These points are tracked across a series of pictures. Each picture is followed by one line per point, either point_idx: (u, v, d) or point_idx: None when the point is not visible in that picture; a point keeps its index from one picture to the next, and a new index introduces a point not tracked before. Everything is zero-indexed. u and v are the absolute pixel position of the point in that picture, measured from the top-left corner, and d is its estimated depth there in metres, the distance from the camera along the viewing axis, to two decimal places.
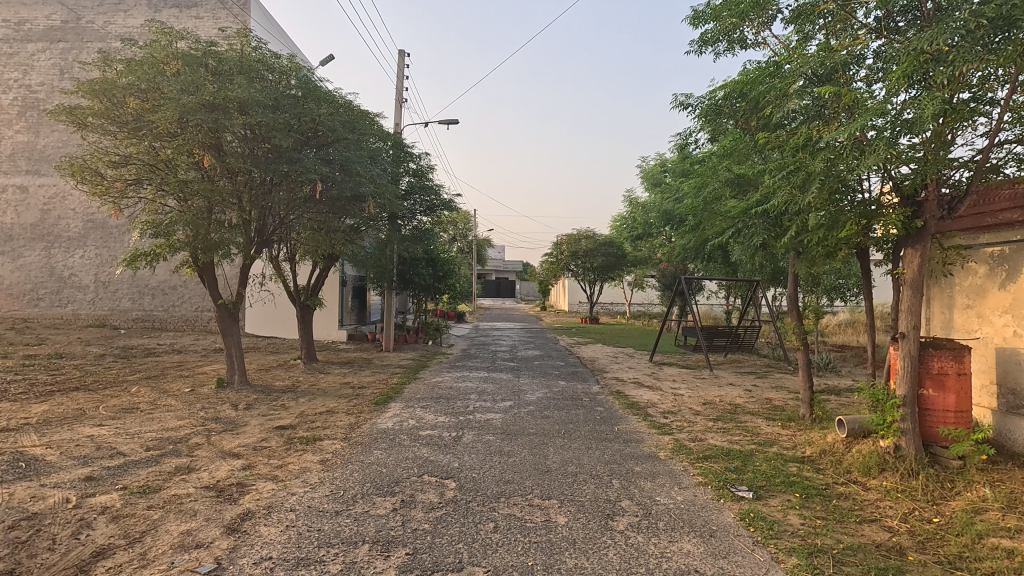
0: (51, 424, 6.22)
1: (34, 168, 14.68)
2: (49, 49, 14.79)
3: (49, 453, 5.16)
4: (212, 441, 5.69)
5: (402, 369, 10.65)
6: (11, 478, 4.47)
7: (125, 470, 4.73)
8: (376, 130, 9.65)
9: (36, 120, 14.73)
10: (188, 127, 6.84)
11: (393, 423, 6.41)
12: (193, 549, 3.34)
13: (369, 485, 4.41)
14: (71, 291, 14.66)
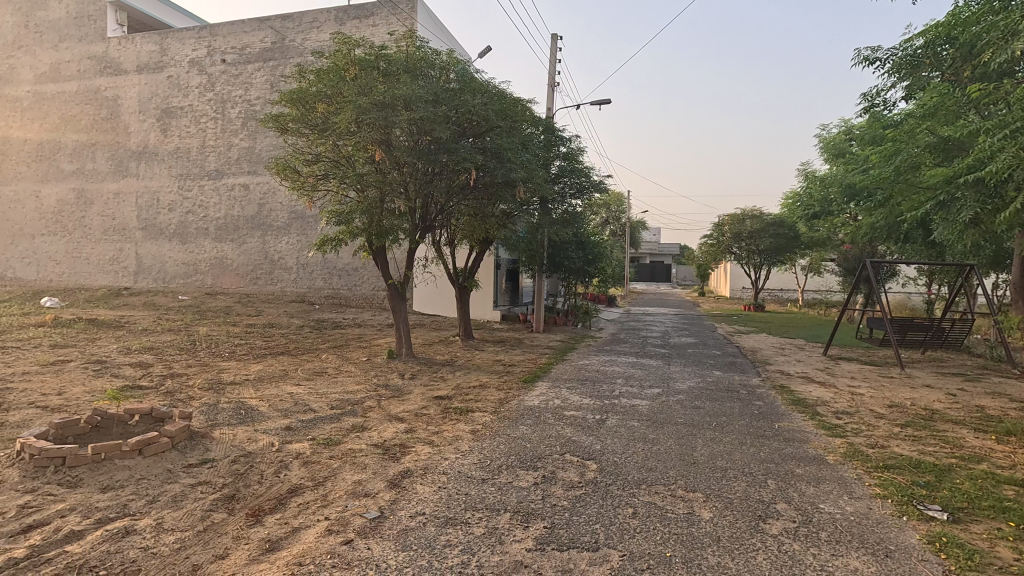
0: (263, 381, 7.57)
1: (253, 169, 17.65)
2: (262, 67, 17.56)
3: (262, 404, 6.28)
4: (382, 405, 6.42)
5: (551, 350, 10.92)
6: (235, 422, 5.53)
7: (314, 424, 5.58)
8: (527, 115, 9.86)
9: (254, 129, 17.65)
10: (363, 125, 7.68)
11: (539, 401, 6.63)
12: (362, 496, 3.84)
13: (514, 457, 4.63)
14: (280, 272, 17.48)
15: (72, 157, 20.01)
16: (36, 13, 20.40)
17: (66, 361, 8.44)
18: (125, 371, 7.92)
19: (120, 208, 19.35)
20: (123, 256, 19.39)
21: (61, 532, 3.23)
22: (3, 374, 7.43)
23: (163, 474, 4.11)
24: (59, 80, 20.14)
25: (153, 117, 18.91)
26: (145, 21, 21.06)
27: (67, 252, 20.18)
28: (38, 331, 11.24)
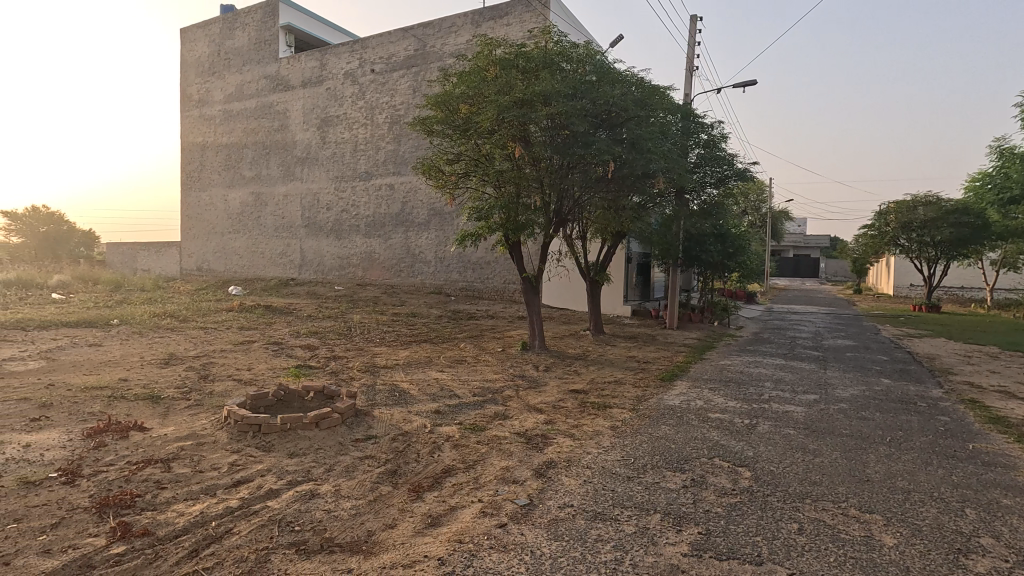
0: (411, 366, 8.17)
1: (397, 169, 19.06)
2: (406, 74, 18.85)
3: (412, 388, 6.79)
4: (520, 395, 6.60)
5: (687, 347, 10.44)
6: (390, 403, 6.03)
7: (460, 409, 5.89)
8: (666, 103, 9.47)
9: (399, 132, 19.02)
10: (503, 123, 7.91)
11: (680, 401, 6.37)
12: (511, 483, 3.97)
13: (658, 457, 4.50)
14: (420, 265, 18.71)
15: (252, 164, 23.12)
16: (226, 42, 23.82)
17: (252, 342, 9.81)
18: (297, 352, 9.00)
19: (288, 208, 22.00)
20: (291, 250, 22.04)
21: (262, 488, 3.75)
22: (207, 350, 8.84)
23: (336, 446, 4.60)
24: (242, 99, 23.35)
25: (315, 126, 21.18)
26: (308, 40, 23.60)
27: (247, 247, 23.41)
28: (230, 315, 13.17)
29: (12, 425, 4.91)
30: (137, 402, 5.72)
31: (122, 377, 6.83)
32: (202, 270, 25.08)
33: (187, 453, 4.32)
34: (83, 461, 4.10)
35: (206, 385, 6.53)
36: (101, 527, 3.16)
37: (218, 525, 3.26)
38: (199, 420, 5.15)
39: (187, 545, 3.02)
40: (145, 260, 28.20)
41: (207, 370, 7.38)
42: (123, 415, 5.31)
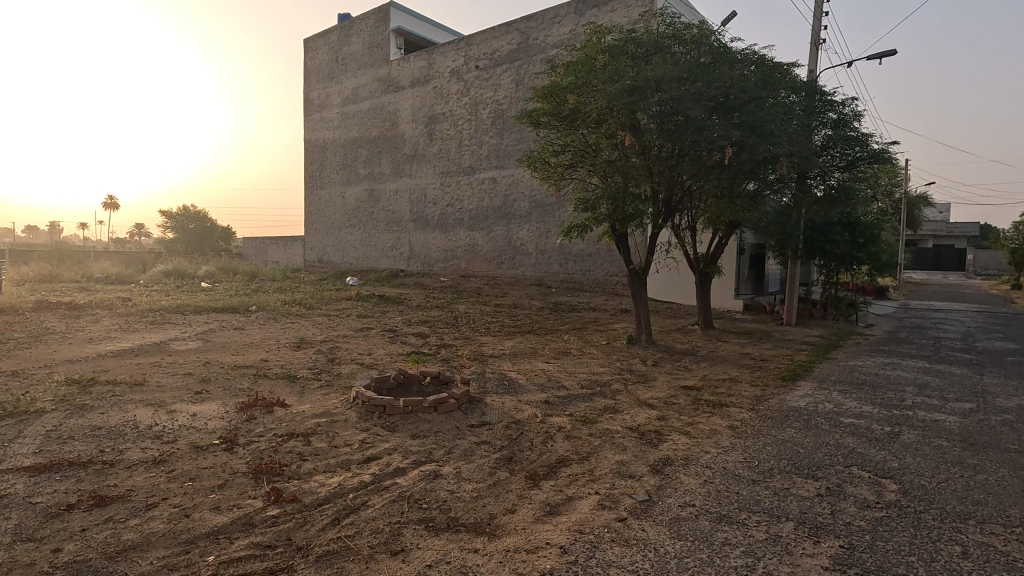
0: (517, 356, 8.31)
1: (500, 163, 19.40)
2: (510, 68, 19.09)
3: (521, 377, 6.90)
4: (629, 389, 6.48)
5: (809, 346, 9.65)
6: (501, 391, 6.18)
7: (570, 401, 5.90)
8: (790, 81, 8.77)
9: (502, 126, 19.33)
10: (612, 112, 7.76)
11: (805, 403, 5.91)
12: (627, 477, 3.92)
13: (786, 462, 4.22)
14: (521, 257, 18.94)
15: (365, 163, 24.64)
16: (343, 49, 25.53)
17: (370, 329, 10.50)
18: (410, 339, 9.51)
19: (398, 203, 23.22)
20: (400, 243, 23.27)
21: (390, 466, 4.00)
22: (332, 336, 9.60)
23: (454, 430, 4.81)
24: (357, 101, 24.93)
25: (422, 124, 22.11)
26: (416, 41, 24.65)
27: (361, 241, 25.05)
28: (349, 304, 14.18)
29: (181, 396, 5.66)
30: (278, 380, 6.35)
31: (264, 357, 7.61)
32: (323, 262, 27.24)
33: (323, 429, 4.72)
34: (239, 431, 4.62)
35: (333, 367, 7.10)
36: (258, 490, 3.54)
37: (354, 497, 3.53)
38: (331, 399, 5.62)
39: (330, 513, 3.30)
40: (275, 253, 31.17)
41: (334, 353, 8.02)
42: (268, 391, 5.92)
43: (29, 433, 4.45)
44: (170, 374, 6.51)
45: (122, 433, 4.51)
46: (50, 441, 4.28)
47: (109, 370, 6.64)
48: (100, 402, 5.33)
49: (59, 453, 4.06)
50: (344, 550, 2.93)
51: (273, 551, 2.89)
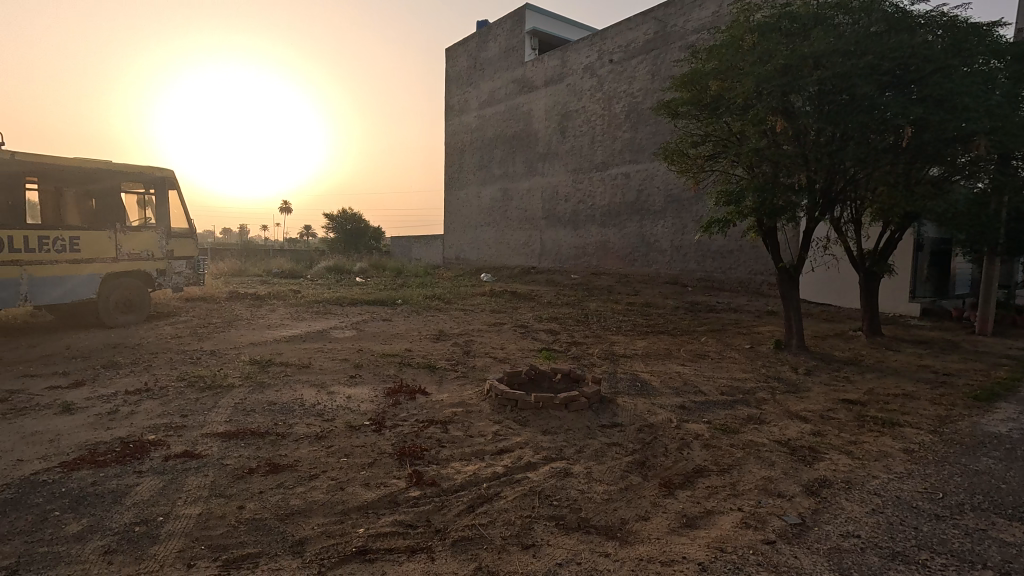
0: (650, 357, 8.01)
1: (634, 157, 18.85)
2: (646, 59, 18.48)
3: (654, 379, 6.63)
4: (777, 399, 5.89)
5: (1012, 360, 8.03)
6: (633, 392, 5.99)
7: (708, 408, 5.53)
8: (990, 44, 7.36)
9: (637, 120, 18.77)
10: (761, 96, 7.12)
11: (1008, 429, 4.91)
12: (776, 496, 3.56)
13: (981, 498, 3.54)
14: (655, 254, 18.26)
15: (500, 163, 25.45)
16: (481, 54, 26.59)
17: (503, 324, 10.81)
18: (541, 335, 9.62)
19: (530, 201, 23.65)
20: (532, 241, 23.70)
21: (522, 460, 4.06)
22: (468, 329, 10.04)
23: (584, 429, 4.75)
24: (494, 104, 25.84)
25: (556, 122, 22.26)
26: (551, 41, 24.88)
27: (495, 238, 25.95)
28: (483, 299, 14.76)
29: (339, 379, 6.29)
30: (420, 369, 6.79)
31: (408, 347, 8.19)
32: (460, 259, 28.70)
33: (460, 418, 4.94)
34: (386, 414, 5.01)
35: (469, 359, 7.42)
36: (402, 472, 3.80)
37: (488, 486, 3.63)
38: (466, 390, 5.87)
39: (466, 500, 3.43)
40: (418, 251, 33.54)
41: (469, 346, 8.38)
42: (411, 379, 6.36)
43: (222, 404, 5.24)
44: (329, 359, 7.27)
45: (292, 409, 5.12)
46: (237, 412, 5.00)
47: (282, 353, 7.59)
48: (275, 381, 6.12)
49: (244, 423, 4.72)
50: (478, 538, 3.03)
51: (414, 531, 3.08)
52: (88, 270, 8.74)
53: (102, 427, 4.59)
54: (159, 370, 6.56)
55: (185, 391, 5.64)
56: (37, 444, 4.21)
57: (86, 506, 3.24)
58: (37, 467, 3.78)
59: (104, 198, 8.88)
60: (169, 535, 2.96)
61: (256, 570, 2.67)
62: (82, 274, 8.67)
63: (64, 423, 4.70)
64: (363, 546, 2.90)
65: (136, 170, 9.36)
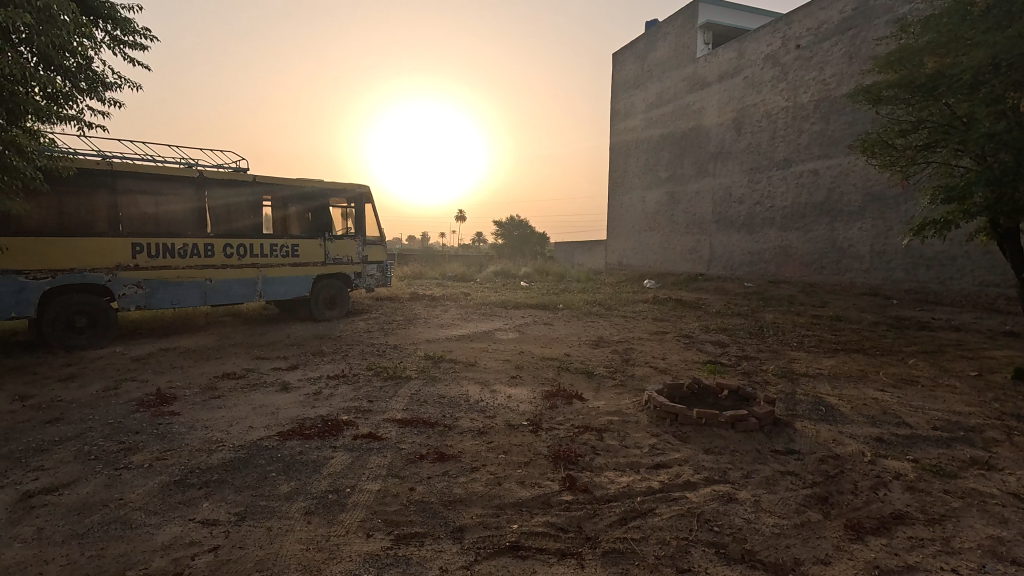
0: (839, 378, 7.03)
1: (824, 152, 16.76)
2: (841, 40, 16.36)
3: (843, 404, 5.81)
4: (1016, 442, 4.75)
5: None
6: (815, 418, 5.31)
7: (914, 444, 4.67)
8: None
9: (829, 109, 16.68)
10: (1000, 69, 5.83)
11: None
12: (1008, 563, 2.88)
13: None
14: (850, 261, 16.02)
15: (667, 166, 24.50)
16: (649, 55, 25.93)
17: (666, 333, 10.38)
18: (707, 347, 9.03)
19: (700, 204, 22.38)
20: (701, 246, 22.38)
21: (681, 478, 3.85)
22: (629, 337, 9.83)
23: (753, 453, 4.35)
24: (661, 105, 25.00)
25: (730, 119, 20.78)
26: (726, 33, 23.35)
27: (660, 244, 25.03)
28: (646, 306, 14.33)
29: (502, 379, 6.61)
30: (578, 375, 6.83)
31: (567, 352, 8.31)
32: (622, 265, 28.22)
33: (616, 427, 4.87)
34: (543, 416, 5.14)
35: (628, 368, 7.26)
36: (555, 475, 3.86)
37: (642, 501, 3.51)
38: (624, 399, 5.75)
39: (618, 513, 3.36)
40: (581, 256, 33.84)
41: (629, 355, 8.20)
42: (569, 384, 6.43)
43: (400, 393, 5.86)
44: (494, 359, 7.68)
45: (458, 404, 5.51)
46: (412, 402, 5.54)
47: (452, 351, 8.22)
48: (446, 376, 6.66)
49: (418, 412, 5.22)
50: (630, 553, 2.94)
51: (564, 535, 3.10)
52: (304, 272, 10.42)
53: (309, 405, 5.44)
54: (352, 360, 7.55)
55: (371, 380, 6.40)
56: (263, 415, 5.14)
57: (294, 471, 3.86)
58: (262, 433, 4.61)
59: (318, 212, 10.52)
60: (354, 505, 3.40)
61: (421, 549, 2.93)
62: (300, 275, 10.36)
63: (282, 399, 5.66)
64: (516, 542, 3.01)
65: (342, 187, 10.93)
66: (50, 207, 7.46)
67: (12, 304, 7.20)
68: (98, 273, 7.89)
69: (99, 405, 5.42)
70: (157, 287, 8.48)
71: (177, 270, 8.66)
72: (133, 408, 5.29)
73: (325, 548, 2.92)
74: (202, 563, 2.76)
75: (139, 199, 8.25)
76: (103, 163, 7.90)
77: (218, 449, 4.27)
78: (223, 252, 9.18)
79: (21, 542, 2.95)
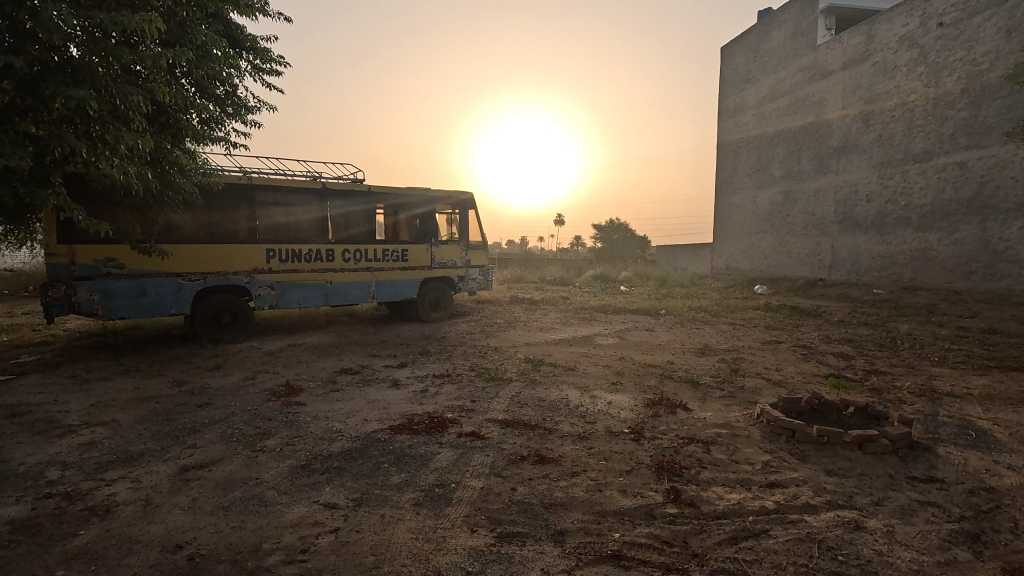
0: (993, 399, 6.14)
1: (974, 142, 14.79)
2: (997, 14, 14.37)
3: (999, 430, 5.07)
4: None
5: None
6: (962, 443, 4.68)
7: None
8: None
9: (979, 93, 14.71)
10: None
11: None
12: None
13: None
14: (1006, 265, 13.97)
15: (782, 163, 22.85)
16: (762, 46, 24.38)
17: (779, 342, 9.68)
18: (828, 359, 8.29)
19: (819, 204, 20.64)
20: (821, 249, 20.62)
21: (798, 500, 3.58)
22: (738, 345, 9.30)
23: (885, 478, 3.92)
24: (775, 98, 23.39)
25: (856, 110, 18.97)
26: (853, 16, 21.36)
27: (773, 247, 23.38)
28: (757, 314, 13.45)
29: (602, 384, 6.53)
30: (682, 384, 6.58)
31: (670, 359, 8.03)
32: (730, 269, 26.72)
33: (724, 440, 4.62)
34: (645, 425, 5.01)
35: (737, 378, 6.86)
36: (659, 486, 3.74)
37: (755, 521, 3.30)
38: (733, 412, 5.45)
39: (727, 531, 3.18)
40: (685, 260, 32.53)
41: (738, 364, 7.75)
42: (672, 392, 6.21)
43: (502, 395, 5.99)
44: (594, 364, 7.62)
45: (558, 407, 5.53)
46: (513, 404, 5.65)
47: (552, 354, 8.28)
48: (546, 379, 6.71)
49: (519, 414, 5.31)
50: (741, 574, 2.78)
51: (669, 549, 3.00)
52: (412, 275, 11.00)
53: (417, 402, 5.74)
54: (456, 360, 7.84)
55: (474, 380, 6.62)
56: (376, 409, 5.50)
57: (404, 464, 4.09)
58: (374, 426, 4.94)
59: (425, 218, 11.07)
60: (458, 500, 3.53)
61: (523, 549, 2.97)
62: (409, 279, 10.95)
63: (393, 395, 6.02)
64: (618, 551, 2.96)
65: (447, 194, 11.42)
66: (202, 217, 8.52)
67: (172, 303, 8.30)
68: (239, 276, 8.87)
69: (240, 393, 6.11)
70: (287, 288, 9.36)
71: (303, 273, 9.52)
72: (267, 397, 5.89)
73: (432, 538, 3.07)
74: (325, 542, 3.01)
75: (272, 209, 9.17)
76: (244, 178, 8.87)
77: (337, 438, 4.63)
78: (341, 257, 9.95)
79: (180, 508, 3.40)
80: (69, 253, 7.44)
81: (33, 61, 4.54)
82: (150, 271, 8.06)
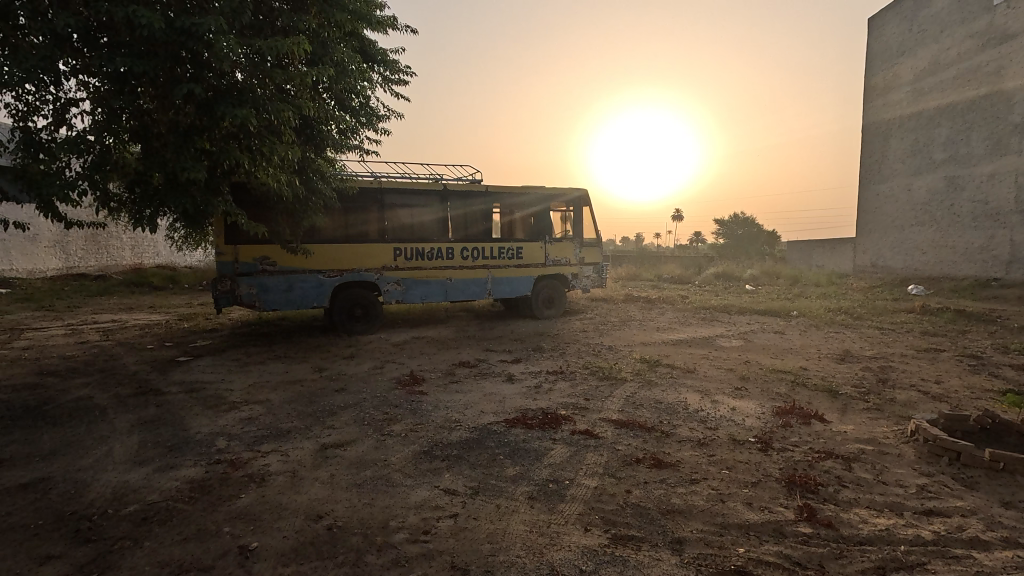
0: None
1: None
2: None
3: None
4: None
5: None
6: None
7: None
8: None
9: None
10: None
11: None
12: None
13: None
14: None
15: (944, 145, 19.92)
16: (919, 13, 21.41)
17: (940, 351, 8.45)
18: (1004, 373, 7.05)
19: (996, 190, 17.73)
20: (996, 242, 17.73)
21: (964, 533, 3.10)
22: (885, 352, 8.28)
23: None
24: (936, 70, 20.44)
25: None
26: None
27: (931, 240, 20.50)
28: (911, 318, 11.85)
29: (724, 389, 6.16)
30: (817, 392, 6.00)
31: (803, 365, 7.37)
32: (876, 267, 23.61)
33: (869, 457, 4.15)
34: (773, 435, 4.64)
35: (885, 390, 6.10)
36: (790, 502, 3.45)
37: (908, 552, 2.92)
38: (879, 426, 4.87)
39: (873, 559, 2.85)
40: (821, 257, 29.64)
41: (886, 374, 6.89)
42: (806, 401, 5.69)
43: (616, 394, 5.88)
44: (715, 367, 7.22)
45: (675, 411, 5.31)
46: (627, 404, 5.53)
47: (669, 355, 7.98)
48: (663, 381, 6.49)
49: (634, 415, 5.19)
50: None
51: (802, 570, 2.76)
52: (527, 273, 11.18)
53: (531, 397, 5.83)
54: (570, 358, 7.84)
55: (588, 378, 6.58)
56: (492, 402, 5.68)
57: (519, 456, 4.19)
58: (490, 419, 5.09)
59: (540, 216, 11.21)
60: (573, 498, 3.52)
61: (638, 553, 2.90)
62: (524, 276, 11.15)
63: (508, 389, 6.17)
64: (743, 567, 2.78)
65: (562, 192, 11.48)
66: (339, 219, 9.35)
67: (314, 296, 9.21)
68: (370, 273, 9.61)
69: (371, 380, 6.64)
70: (411, 284, 9.98)
71: (426, 270, 10.08)
72: (393, 386, 6.34)
73: (546, 533, 3.10)
74: (445, 526, 3.16)
75: (399, 210, 9.81)
76: (375, 182, 9.60)
77: (456, 428, 4.84)
78: (460, 255, 10.39)
79: (320, 482, 3.77)
80: (234, 252, 8.55)
81: (208, 87, 5.28)
82: (297, 267, 9.01)
